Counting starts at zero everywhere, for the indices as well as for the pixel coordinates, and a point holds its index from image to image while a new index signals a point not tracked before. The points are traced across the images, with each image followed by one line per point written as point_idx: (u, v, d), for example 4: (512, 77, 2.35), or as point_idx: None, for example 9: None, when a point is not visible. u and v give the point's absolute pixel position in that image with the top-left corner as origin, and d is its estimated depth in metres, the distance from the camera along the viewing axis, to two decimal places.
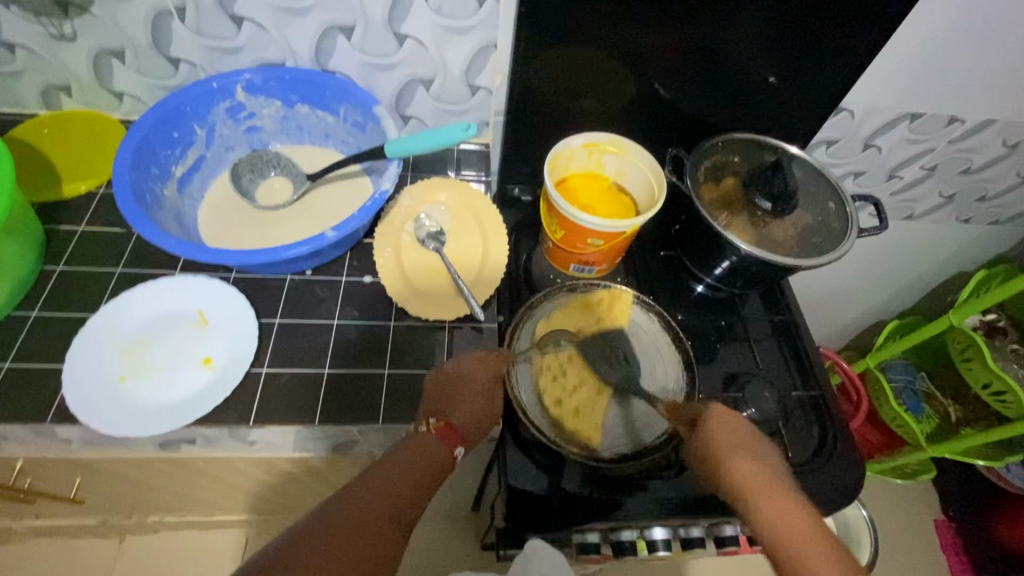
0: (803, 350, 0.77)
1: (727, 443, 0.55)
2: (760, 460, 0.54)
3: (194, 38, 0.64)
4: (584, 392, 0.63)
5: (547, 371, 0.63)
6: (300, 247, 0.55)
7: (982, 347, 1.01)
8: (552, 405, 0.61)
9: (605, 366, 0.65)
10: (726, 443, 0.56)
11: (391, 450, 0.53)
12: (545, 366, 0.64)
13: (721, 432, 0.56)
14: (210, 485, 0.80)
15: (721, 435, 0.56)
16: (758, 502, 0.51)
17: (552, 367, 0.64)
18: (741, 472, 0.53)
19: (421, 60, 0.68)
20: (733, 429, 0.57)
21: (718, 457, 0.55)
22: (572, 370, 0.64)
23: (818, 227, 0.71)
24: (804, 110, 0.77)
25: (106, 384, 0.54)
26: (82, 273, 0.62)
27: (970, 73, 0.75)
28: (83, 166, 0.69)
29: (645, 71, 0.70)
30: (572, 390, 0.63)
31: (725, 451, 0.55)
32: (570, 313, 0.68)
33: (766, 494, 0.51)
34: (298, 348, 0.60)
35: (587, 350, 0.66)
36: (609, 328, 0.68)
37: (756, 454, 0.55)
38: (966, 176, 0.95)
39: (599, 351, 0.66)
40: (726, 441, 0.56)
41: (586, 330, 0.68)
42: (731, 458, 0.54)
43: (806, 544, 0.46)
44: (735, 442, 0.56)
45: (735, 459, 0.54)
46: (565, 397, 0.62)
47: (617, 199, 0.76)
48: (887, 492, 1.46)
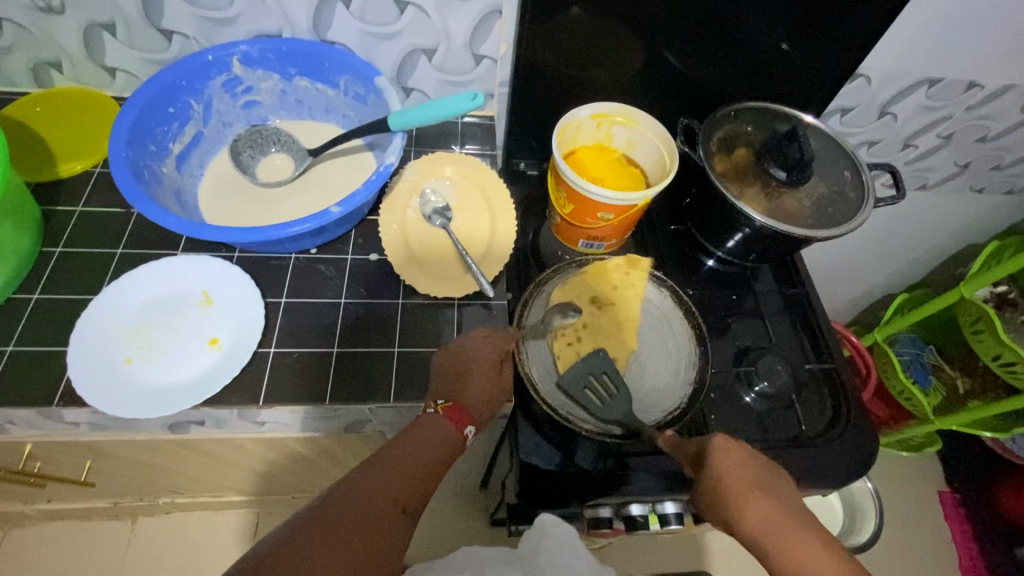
0: (816, 324, 0.76)
1: (737, 488, 0.52)
2: (772, 496, 0.52)
3: (187, 8, 0.61)
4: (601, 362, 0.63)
5: (562, 337, 0.63)
6: (305, 224, 0.54)
7: (994, 319, 1.00)
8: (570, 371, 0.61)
9: (621, 333, 0.65)
10: (736, 487, 0.52)
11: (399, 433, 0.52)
12: (561, 333, 0.64)
13: (730, 470, 0.53)
14: (220, 465, 0.80)
15: (730, 477, 0.53)
16: (777, 548, 0.50)
17: (566, 335, 0.64)
18: (757, 518, 0.51)
19: (423, 29, 0.65)
20: (739, 467, 0.53)
21: (732, 500, 0.52)
22: (587, 338, 0.64)
23: (833, 197, 0.70)
24: (820, 76, 0.75)
25: (113, 366, 0.53)
26: (82, 256, 0.60)
27: (993, 34, 0.72)
28: (78, 145, 0.67)
29: (656, 36, 0.67)
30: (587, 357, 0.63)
31: (738, 495, 0.52)
32: (587, 278, 0.68)
33: (787, 541, 0.50)
34: (305, 327, 0.58)
35: (603, 318, 0.66)
36: (626, 295, 0.68)
37: (769, 489, 0.53)
38: (982, 144, 0.92)
39: (615, 318, 0.66)
40: (736, 482, 0.53)
41: (602, 296, 0.67)
42: (747, 503, 0.51)
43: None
44: (746, 485, 0.52)
45: (748, 504, 0.51)
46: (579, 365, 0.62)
47: (626, 172, 0.74)
48: (893, 465, 1.46)
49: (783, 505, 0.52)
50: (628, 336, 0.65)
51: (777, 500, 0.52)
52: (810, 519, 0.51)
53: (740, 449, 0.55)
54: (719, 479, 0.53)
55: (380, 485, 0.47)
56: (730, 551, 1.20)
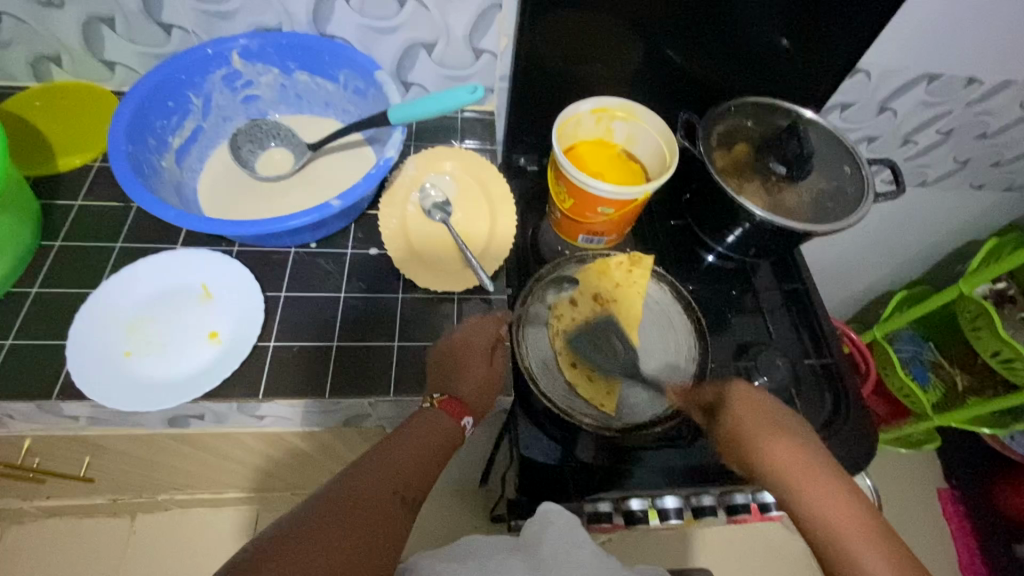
0: (815, 319, 0.76)
1: (753, 427, 0.52)
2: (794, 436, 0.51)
3: (186, 2, 0.61)
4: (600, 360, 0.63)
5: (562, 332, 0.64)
6: (304, 217, 0.53)
7: (993, 315, 1.00)
8: (568, 367, 0.61)
9: (620, 331, 0.65)
10: (751, 424, 0.53)
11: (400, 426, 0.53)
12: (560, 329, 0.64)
13: (745, 411, 0.54)
14: (220, 461, 0.80)
15: (746, 415, 0.54)
16: (795, 484, 0.48)
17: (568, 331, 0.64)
18: (772, 450, 0.50)
19: (423, 23, 0.65)
20: (757, 408, 0.54)
21: (749, 437, 0.52)
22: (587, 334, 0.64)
23: (833, 192, 0.70)
24: (820, 71, 0.75)
25: (112, 359, 0.53)
26: (81, 249, 0.60)
27: (993, 29, 0.72)
28: (77, 139, 0.67)
29: (656, 30, 0.67)
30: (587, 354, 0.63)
31: (754, 430, 0.52)
32: (589, 274, 0.67)
33: (803, 476, 0.47)
34: (305, 321, 0.58)
35: (604, 315, 0.65)
36: (629, 294, 0.66)
37: (791, 431, 0.52)
38: (982, 140, 0.92)
39: (616, 318, 0.65)
40: (755, 418, 0.53)
41: (604, 294, 0.67)
42: (765, 436, 0.51)
43: (851, 533, 0.43)
44: (764, 422, 0.52)
45: (765, 441, 0.51)
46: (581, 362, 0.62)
47: (626, 167, 0.74)
48: (892, 462, 1.46)
49: (805, 446, 0.50)
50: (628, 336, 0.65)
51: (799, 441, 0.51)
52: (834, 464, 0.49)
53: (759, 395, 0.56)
54: (734, 418, 0.54)
55: (378, 476, 0.47)
56: (729, 548, 1.20)
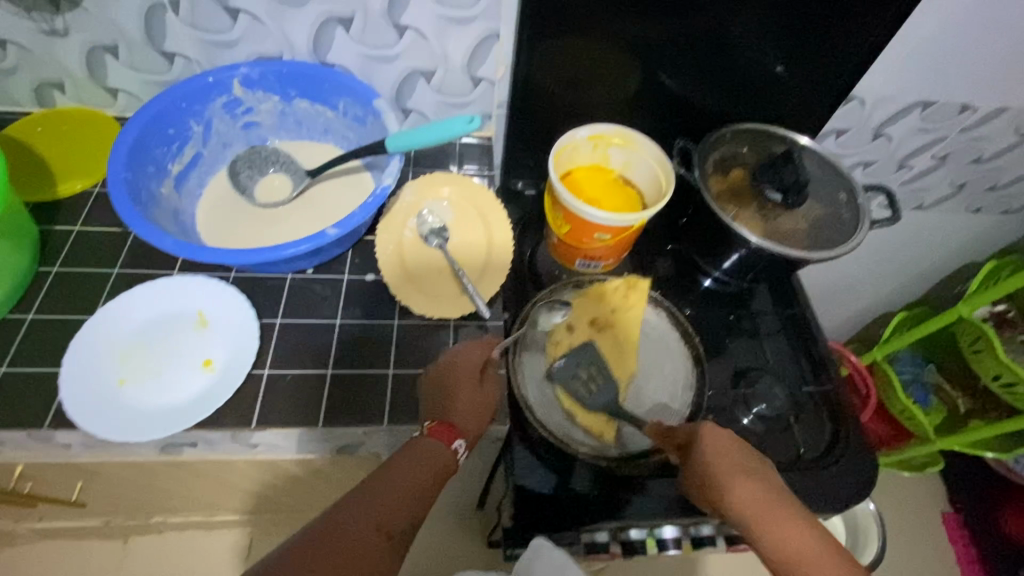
0: (813, 344, 0.75)
1: (724, 473, 0.54)
2: (758, 479, 0.54)
3: (189, 32, 0.62)
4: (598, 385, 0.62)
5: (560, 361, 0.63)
6: (301, 246, 0.54)
7: (993, 338, 1.00)
8: (566, 397, 0.62)
9: (620, 356, 0.64)
10: (720, 471, 0.54)
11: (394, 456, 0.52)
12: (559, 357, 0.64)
13: (718, 457, 0.54)
14: (213, 487, 0.79)
15: (716, 461, 0.55)
16: (759, 527, 0.52)
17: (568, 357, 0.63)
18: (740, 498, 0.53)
19: (422, 52, 0.66)
20: (727, 450, 0.55)
21: (720, 485, 0.53)
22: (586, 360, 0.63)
23: (829, 219, 0.70)
24: (814, 99, 0.76)
25: (106, 387, 0.52)
26: (78, 275, 0.60)
27: (984, 57, 0.73)
28: (78, 164, 0.68)
29: (652, 57, 0.68)
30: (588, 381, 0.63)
31: (725, 476, 0.54)
32: (584, 300, 0.67)
33: (767, 521, 0.52)
34: (299, 348, 0.58)
35: (602, 340, 0.65)
36: (626, 318, 0.66)
37: (755, 470, 0.55)
38: (977, 165, 0.93)
39: (616, 341, 0.65)
40: (725, 464, 0.54)
41: (602, 317, 0.66)
42: (732, 483, 0.53)
43: (812, 566, 0.50)
44: (733, 467, 0.54)
45: (734, 486, 0.53)
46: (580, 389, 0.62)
47: (622, 193, 0.74)
48: (895, 486, 1.45)
49: (766, 487, 0.54)
50: (628, 359, 0.64)
51: (762, 482, 0.54)
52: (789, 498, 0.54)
53: (729, 438, 0.56)
54: (706, 464, 0.55)
55: (367, 514, 0.47)
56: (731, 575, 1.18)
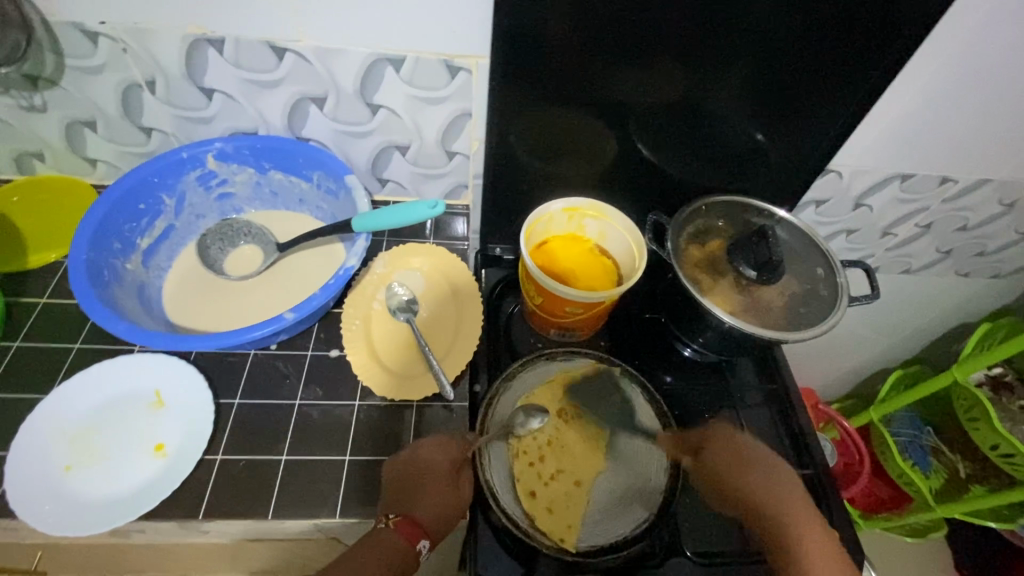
0: (796, 421, 0.73)
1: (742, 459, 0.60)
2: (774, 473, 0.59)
3: (165, 108, 0.63)
4: (559, 484, 0.59)
5: (522, 456, 0.60)
6: (261, 330, 0.54)
7: (987, 407, 0.97)
8: (523, 497, 0.58)
9: (587, 452, 0.62)
10: (730, 464, 0.59)
11: (358, 545, 0.52)
12: (521, 451, 0.60)
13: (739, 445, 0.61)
14: (171, 567, 0.76)
15: (726, 455, 0.60)
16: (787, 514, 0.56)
17: (528, 452, 0.61)
18: (756, 486, 0.58)
19: (395, 128, 0.67)
20: (736, 447, 0.61)
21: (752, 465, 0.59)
22: (549, 457, 0.61)
23: (806, 296, 0.69)
24: (791, 171, 0.75)
25: (50, 475, 0.52)
26: (39, 351, 0.60)
27: (960, 132, 0.73)
28: (51, 234, 0.68)
29: (625, 131, 0.68)
30: (548, 480, 0.59)
31: (750, 464, 0.59)
32: (553, 388, 0.65)
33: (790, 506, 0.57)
34: (254, 433, 0.57)
35: (569, 434, 0.62)
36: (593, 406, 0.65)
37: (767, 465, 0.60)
38: (963, 233, 0.92)
39: (583, 435, 0.63)
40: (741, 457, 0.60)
41: (569, 409, 0.64)
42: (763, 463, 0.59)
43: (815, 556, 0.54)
44: (746, 461, 0.60)
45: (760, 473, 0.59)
46: (540, 488, 0.59)
47: (599, 263, 0.73)
48: (895, 553, 1.39)
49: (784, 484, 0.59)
50: (593, 456, 0.62)
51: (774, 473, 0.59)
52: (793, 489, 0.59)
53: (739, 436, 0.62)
54: (726, 449, 0.61)
55: None
56: None
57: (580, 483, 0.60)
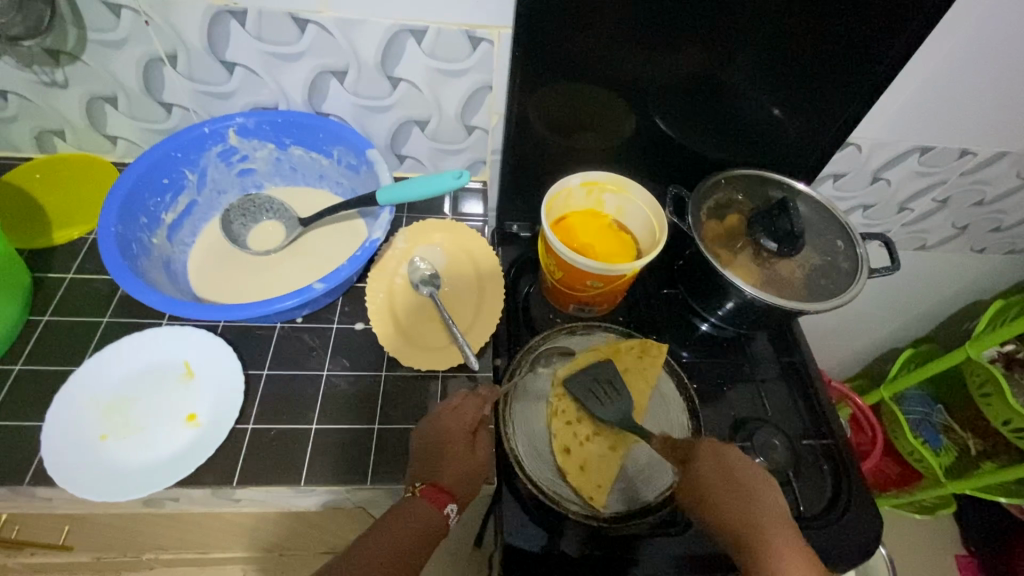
0: (814, 393, 0.73)
1: (716, 482, 0.55)
2: (750, 499, 0.54)
3: (187, 83, 0.63)
4: (594, 445, 0.60)
5: (561, 415, 0.61)
6: (288, 301, 0.55)
7: (1001, 381, 0.97)
8: (557, 453, 0.59)
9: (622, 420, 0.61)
10: (719, 485, 0.55)
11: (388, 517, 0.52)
12: (560, 410, 0.61)
13: (714, 468, 0.56)
14: (201, 541, 0.77)
15: (713, 472, 0.56)
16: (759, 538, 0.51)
17: (567, 412, 0.61)
18: (736, 512, 0.53)
19: (415, 102, 0.67)
20: (721, 467, 0.56)
21: (719, 494, 0.54)
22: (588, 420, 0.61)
23: (826, 268, 0.69)
24: (810, 144, 0.75)
25: (86, 444, 0.53)
26: (69, 325, 0.61)
27: (980, 104, 0.72)
28: (75, 211, 0.69)
29: (644, 105, 0.68)
30: (584, 440, 0.60)
31: (719, 490, 0.54)
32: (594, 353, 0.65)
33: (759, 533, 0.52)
34: (283, 403, 0.59)
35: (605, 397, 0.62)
36: (636, 380, 0.64)
37: (745, 488, 0.55)
38: (980, 207, 0.92)
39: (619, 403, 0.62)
40: (717, 478, 0.55)
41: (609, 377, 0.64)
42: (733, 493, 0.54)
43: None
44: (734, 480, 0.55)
45: (726, 499, 0.54)
46: (575, 447, 0.60)
47: (618, 238, 0.73)
48: (904, 530, 1.40)
49: (753, 506, 0.54)
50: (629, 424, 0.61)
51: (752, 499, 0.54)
52: (775, 519, 0.53)
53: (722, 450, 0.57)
54: (703, 473, 0.56)
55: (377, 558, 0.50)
56: None
57: (616, 447, 0.60)
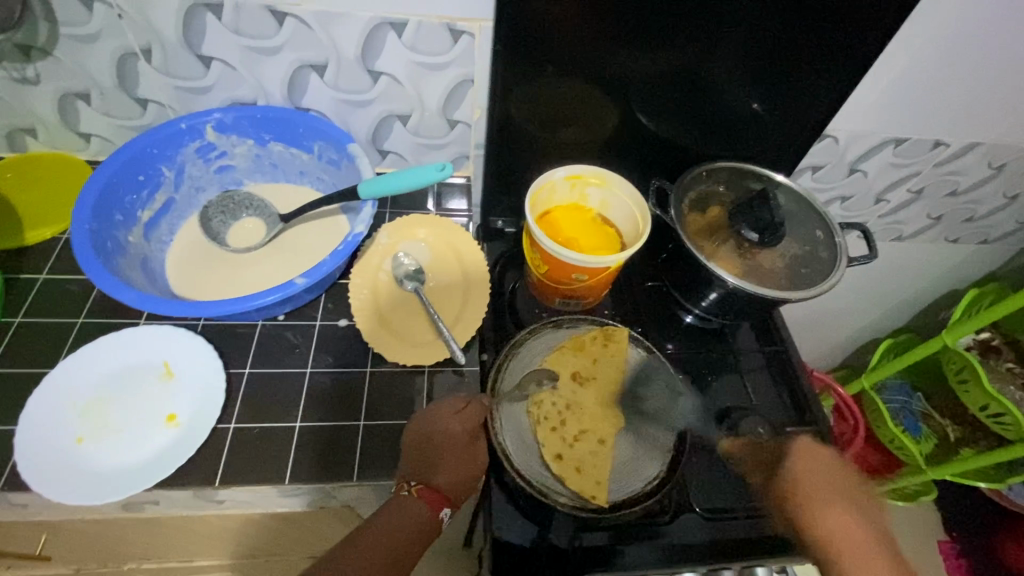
0: (797, 380, 0.74)
1: (811, 483, 0.57)
2: (851, 510, 0.54)
3: (162, 78, 0.62)
4: (585, 444, 0.59)
5: (545, 422, 0.60)
6: (270, 296, 0.54)
7: (978, 368, 0.99)
8: (552, 460, 0.58)
9: (602, 412, 0.62)
10: (821, 488, 0.56)
11: (389, 513, 0.52)
12: (542, 417, 0.60)
13: (809, 472, 0.58)
14: (183, 548, 0.75)
15: (814, 475, 0.58)
16: (841, 553, 0.52)
17: (549, 417, 0.60)
18: (835, 523, 0.53)
19: (397, 96, 0.66)
20: (826, 470, 0.58)
21: (807, 497, 0.56)
22: (570, 421, 0.61)
23: (806, 257, 0.70)
24: (789, 137, 0.76)
25: (63, 447, 0.51)
26: (43, 326, 0.60)
27: (951, 96, 0.74)
28: (48, 211, 0.67)
29: (625, 97, 0.68)
30: (573, 442, 0.59)
31: (814, 498, 0.55)
32: (565, 351, 0.65)
33: (846, 547, 0.52)
34: (266, 401, 0.58)
35: (583, 393, 0.63)
36: (607, 368, 0.65)
37: (841, 500, 0.55)
38: (953, 198, 0.94)
39: (597, 395, 0.63)
40: (817, 481, 0.57)
41: (583, 371, 0.64)
42: (824, 502, 0.55)
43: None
44: (850, 487, 0.57)
45: (825, 507, 0.54)
46: (566, 450, 0.59)
47: (602, 231, 0.74)
48: (889, 518, 1.43)
49: (865, 522, 0.54)
50: (610, 414, 0.62)
51: (853, 511, 0.54)
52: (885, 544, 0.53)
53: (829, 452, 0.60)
54: (797, 476, 0.58)
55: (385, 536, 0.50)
56: None
57: (604, 439, 0.60)
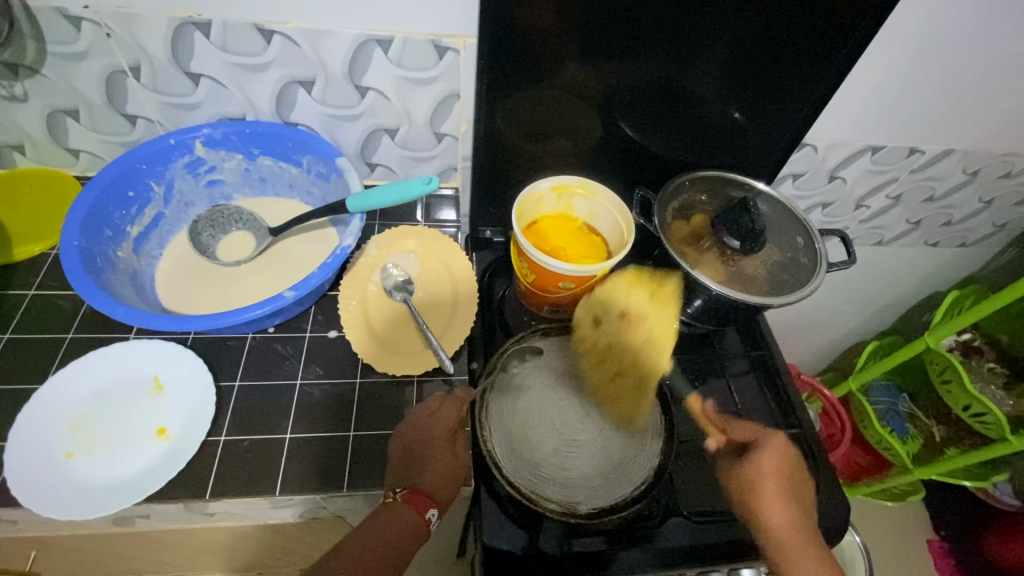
0: (781, 383, 0.76)
1: (767, 479, 0.57)
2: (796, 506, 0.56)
3: (151, 95, 0.63)
4: (625, 380, 0.65)
5: (590, 355, 0.66)
6: (258, 310, 0.54)
7: (959, 369, 1.00)
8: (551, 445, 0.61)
9: (651, 350, 0.65)
10: (777, 486, 0.57)
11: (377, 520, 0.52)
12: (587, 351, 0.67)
13: (767, 473, 0.57)
14: (176, 562, 0.75)
15: (764, 474, 0.57)
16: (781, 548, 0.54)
17: (595, 353, 0.66)
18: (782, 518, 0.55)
19: (384, 110, 0.68)
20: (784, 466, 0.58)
21: (764, 495, 0.56)
22: (614, 357, 0.65)
23: (787, 263, 0.71)
24: (768, 146, 0.78)
25: (52, 462, 0.51)
26: (31, 342, 0.60)
27: (923, 104, 0.77)
28: (37, 226, 0.67)
29: (608, 110, 0.70)
30: (614, 376, 0.65)
31: (767, 490, 0.56)
32: (619, 288, 0.68)
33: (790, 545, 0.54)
34: (257, 413, 0.58)
35: (633, 331, 0.66)
36: (662, 311, 0.67)
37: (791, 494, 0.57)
38: (930, 203, 0.96)
39: (648, 334, 0.66)
40: (769, 479, 0.57)
41: (638, 306, 0.67)
42: (775, 503, 0.56)
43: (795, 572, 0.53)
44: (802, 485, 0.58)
45: (776, 505, 0.56)
46: (609, 381, 0.65)
47: (587, 240, 0.75)
48: (879, 517, 1.45)
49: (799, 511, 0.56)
50: (657, 356, 0.65)
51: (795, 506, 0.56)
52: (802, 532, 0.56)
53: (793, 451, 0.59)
54: (752, 472, 0.58)
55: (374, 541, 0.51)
56: None
57: (647, 379, 0.65)
